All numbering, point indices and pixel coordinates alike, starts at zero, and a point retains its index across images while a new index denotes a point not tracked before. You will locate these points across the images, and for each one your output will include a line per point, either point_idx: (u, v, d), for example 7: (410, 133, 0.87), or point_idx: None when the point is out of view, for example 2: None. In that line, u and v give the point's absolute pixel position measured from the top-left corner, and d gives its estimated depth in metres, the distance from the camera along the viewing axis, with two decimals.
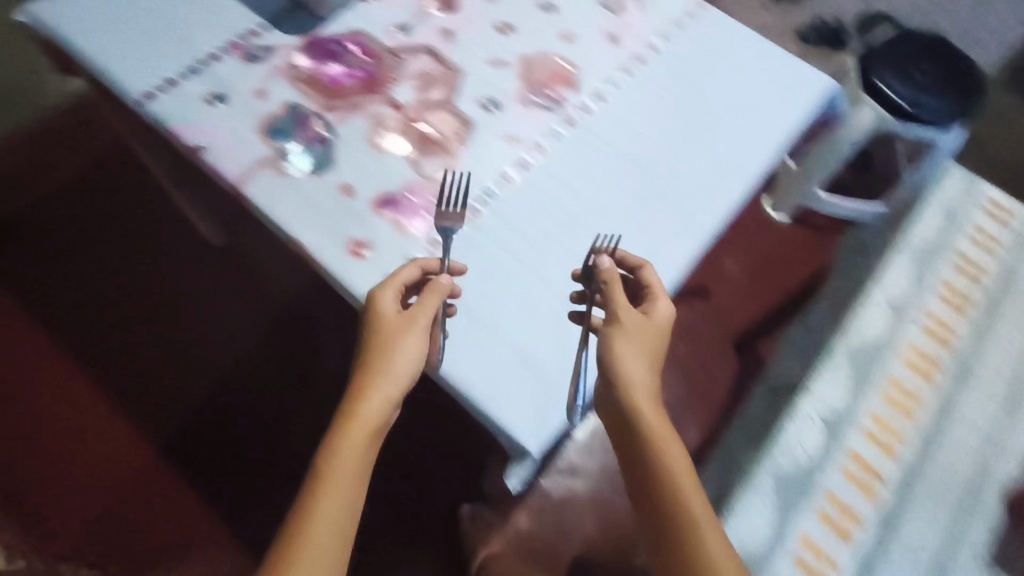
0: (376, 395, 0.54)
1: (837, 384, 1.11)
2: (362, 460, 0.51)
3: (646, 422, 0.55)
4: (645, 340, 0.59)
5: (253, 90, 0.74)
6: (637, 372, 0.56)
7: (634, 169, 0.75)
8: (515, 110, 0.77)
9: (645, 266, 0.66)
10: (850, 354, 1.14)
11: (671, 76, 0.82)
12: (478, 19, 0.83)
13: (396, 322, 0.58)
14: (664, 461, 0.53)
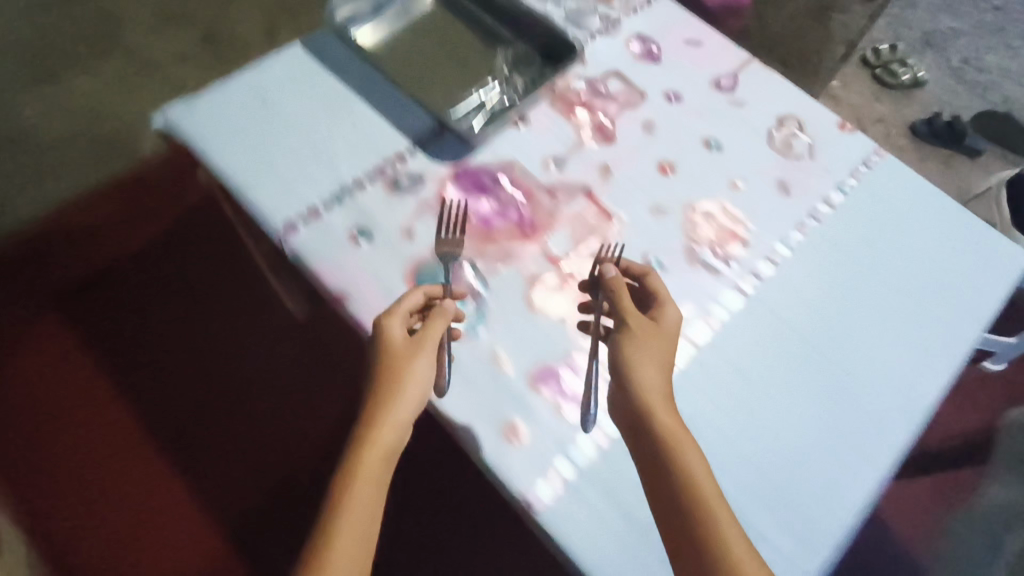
0: (387, 427, 0.54)
1: None
2: (375, 495, 0.51)
3: (662, 425, 0.54)
4: (654, 347, 0.59)
5: (401, 230, 0.68)
6: (650, 377, 0.56)
7: (813, 356, 0.67)
8: (680, 270, 0.70)
9: (651, 273, 0.65)
10: None
11: (851, 239, 0.74)
12: (639, 156, 0.77)
13: (406, 347, 0.58)
14: (683, 464, 0.52)
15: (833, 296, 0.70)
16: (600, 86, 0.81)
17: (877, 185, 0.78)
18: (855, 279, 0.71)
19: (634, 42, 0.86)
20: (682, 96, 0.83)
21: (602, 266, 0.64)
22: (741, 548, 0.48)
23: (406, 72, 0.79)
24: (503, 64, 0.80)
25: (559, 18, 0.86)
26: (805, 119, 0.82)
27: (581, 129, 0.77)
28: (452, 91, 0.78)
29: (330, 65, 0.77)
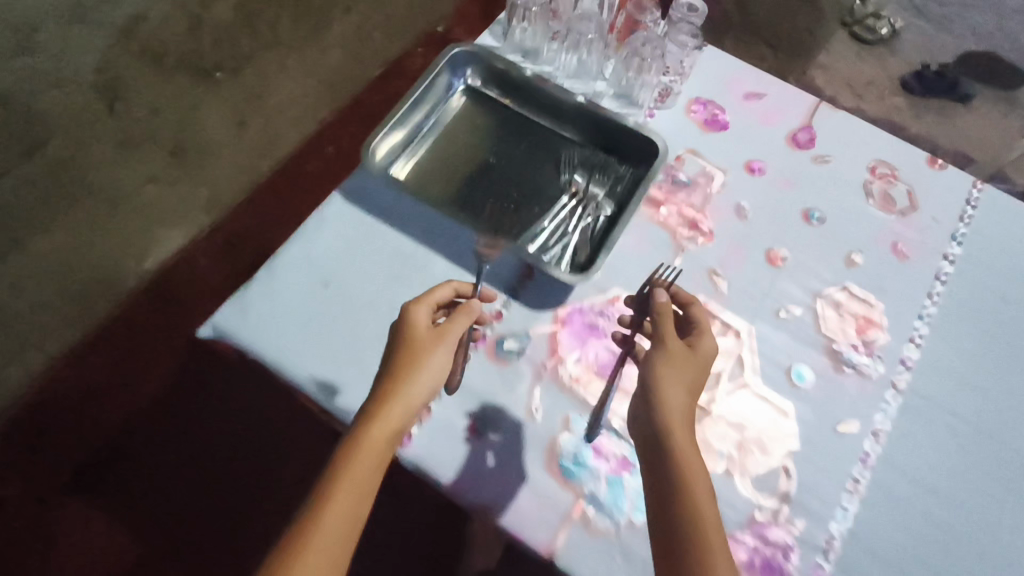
0: (398, 406, 0.50)
1: None
2: (375, 468, 0.47)
3: (677, 437, 0.51)
4: (686, 368, 0.55)
5: (524, 406, 0.60)
6: (676, 396, 0.52)
7: (993, 447, 0.62)
8: (827, 378, 0.64)
9: (696, 303, 0.60)
10: None
11: (984, 298, 0.69)
12: (744, 247, 0.69)
13: (427, 337, 0.53)
14: (689, 474, 0.49)
15: (988, 370, 0.65)
16: (678, 174, 0.73)
17: (991, 226, 0.73)
18: (1003, 346, 0.67)
19: (695, 108, 0.77)
20: (765, 164, 0.74)
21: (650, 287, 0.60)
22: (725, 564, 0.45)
23: (468, 205, 0.69)
24: (575, 172, 0.70)
25: (610, 98, 0.76)
26: (894, 164, 0.76)
27: (675, 231, 0.69)
28: (527, 217, 0.68)
29: (385, 217, 0.67)
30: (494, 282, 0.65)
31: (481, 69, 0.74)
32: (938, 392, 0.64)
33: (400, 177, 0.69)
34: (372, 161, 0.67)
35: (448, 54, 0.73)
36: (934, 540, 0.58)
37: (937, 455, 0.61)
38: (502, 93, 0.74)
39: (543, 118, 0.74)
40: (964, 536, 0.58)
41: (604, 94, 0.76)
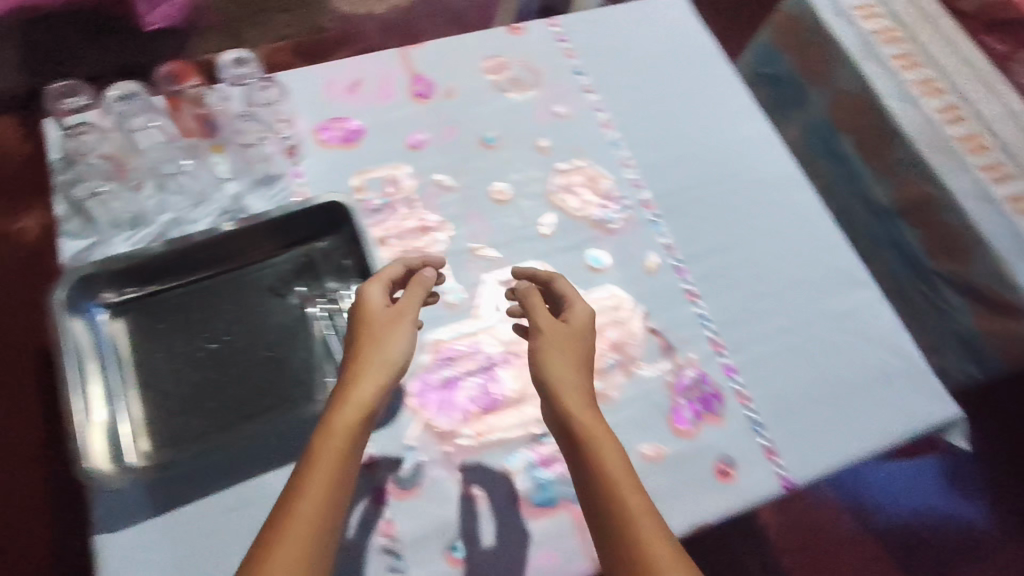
0: (372, 387, 0.46)
1: (903, 116, 0.82)
2: (347, 453, 0.43)
3: (578, 419, 0.46)
4: (568, 345, 0.51)
5: (465, 493, 0.57)
6: (566, 374, 0.49)
7: (729, 180, 0.75)
8: (613, 241, 0.70)
9: (558, 275, 0.58)
10: (883, 97, 0.83)
11: (632, 93, 0.79)
12: (471, 211, 0.70)
13: (386, 317, 0.50)
14: (601, 457, 0.44)
15: (680, 137, 0.77)
16: (371, 204, 0.69)
17: (585, 45, 0.83)
18: (672, 110, 0.79)
19: (325, 135, 0.72)
20: (421, 134, 0.74)
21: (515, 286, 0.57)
22: (650, 521, 0.41)
23: (242, 406, 0.58)
24: (297, 287, 0.63)
25: (249, 191, 0.68)
26: (495, 53, 0.81)
27: (418, 248, 0.67)
28: (316, 362, 0.60)
29: (187, 499, 0.54)
30: None
31: (109, 283, 0.59)
32: (670, 182, 0.74)
33: (157, 454, 0.55)
34: (106, 471, 0.52)
35: (62, 303, 0.56)
36: (755, 277, 0.70)
37: (709, 220, 0.73)
38: (160, 282, 0.61)
39: (223, 268, 0.63)
40: (765, 252, 0.72)
41: (241, 191, 0.67)
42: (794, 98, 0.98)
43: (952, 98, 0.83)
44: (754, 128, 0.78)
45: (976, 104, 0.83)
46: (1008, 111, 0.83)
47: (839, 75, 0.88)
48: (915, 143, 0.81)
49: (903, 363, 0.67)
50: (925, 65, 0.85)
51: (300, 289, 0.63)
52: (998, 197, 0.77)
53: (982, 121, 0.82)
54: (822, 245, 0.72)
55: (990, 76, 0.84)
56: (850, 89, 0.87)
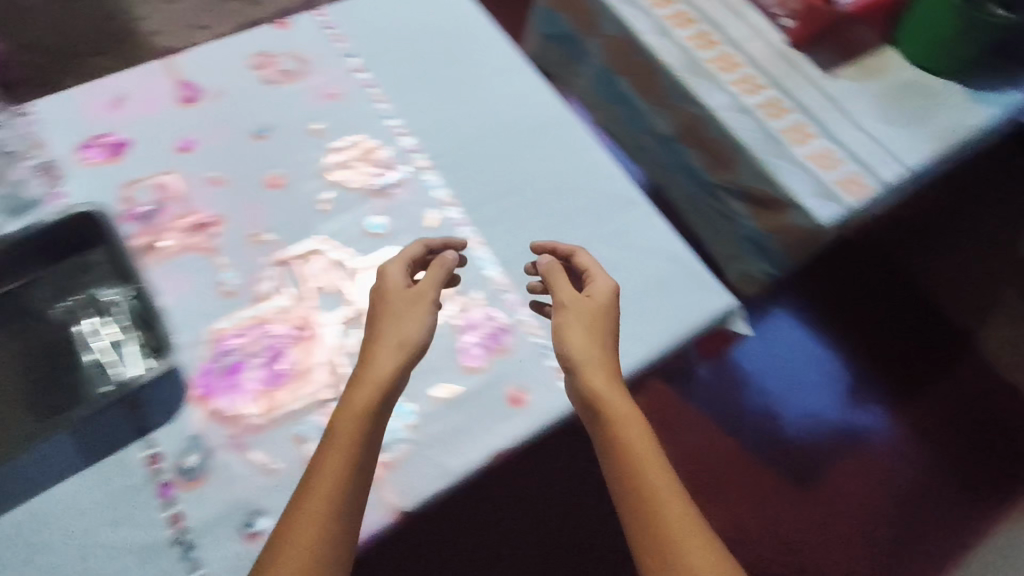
0: (387, 360, 0.54)
1: (664, 48, 0.88)
2: (362, 415, 0.51)
3: (602, 394, 0.55)
4: (588, 321, 0.59)
5: (256, 470, 0.57)
6: (585, 350, 0.57)
7: (501, 130, 0.78)
8: (392, 206, 0.72)
9: (578, 251, 0.66)
10: (644, 34, 0.89)
11: (400, 66, 0.82)
12: (246, 201, 0.71)
13: (403, 297, 0.59)
14: (622, 428, 0.53)
15: (450, 100, 0.80)
16: (140, 211, 0.69)
17: (352, 29, 0.85)
18: (440, 76, 0.82)
19: (86, 153, 0.71)
20: (191, 136, 0.74)
21: (536, 261, 0.65)
22: (657, 476, 0.50)
23: (13, 429, 0.57)
24: (61, 303, 0.62)
25: (8, 220, 0.67)
26: (262, 48, 0.82)
27: (193, 245, 0.67)
28: (88, 372, 0.59)
29: None
30: (120, 444, 0.57)
31: None
32: (444, 140, 0.77)
33: None
34: None
35: None
36: (535, 214, 0.73)
37: (486, 168, 0.75)
38: None
39: None
40: (542, 188, 0.75)
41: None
42: (579, 53, 1.05)
43: (706, 28, 0.91)
44: (521, 81, 0.82)
45: (729, 31, 0.91)
46: (753, 31, 0.92)
47: (604, 22, 0.94)
48: (673, 68, 0.87)
49: (675, 265, 0.72)
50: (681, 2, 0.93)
51: (63, 304, 0.62)
52: (751, 105, 0.84)
53: (735, 44, 0.90)
54: (593, 174, 0.77)
55: (737, 8, 0.93)
56: (615, 33, 0.93)
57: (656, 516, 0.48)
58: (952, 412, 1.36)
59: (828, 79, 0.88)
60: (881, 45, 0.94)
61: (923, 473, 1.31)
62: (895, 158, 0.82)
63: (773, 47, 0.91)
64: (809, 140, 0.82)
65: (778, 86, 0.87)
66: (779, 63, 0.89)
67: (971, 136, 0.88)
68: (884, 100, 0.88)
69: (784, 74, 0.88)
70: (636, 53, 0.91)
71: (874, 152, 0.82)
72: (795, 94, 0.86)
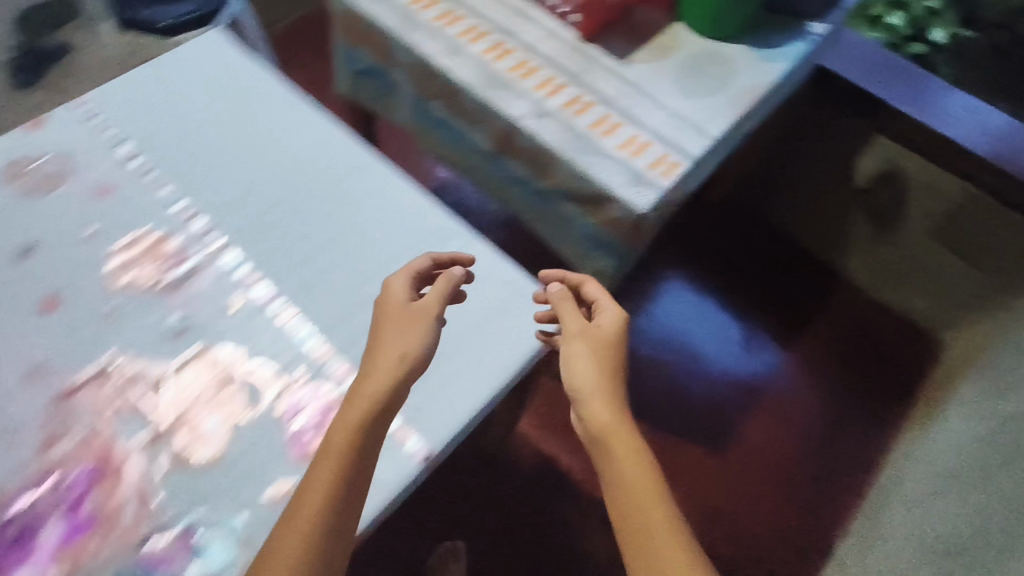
0: (382, 379, 0.54)
1: (460, 68, 0.86)
2: (355, 438, 0.51)
3: (603, 420, 0.55)
4: (594, 349, 0.60)
5: None
6: (585, 376, 0.58)
7: (301, 192, 0.74)
8: (191, 298, 0.65)
9: (588, 282, 0.68)
10: (437, 57, 0.87)
11: (181, 146, 0.76)
12: (16, 334, 0.62)
13: (404, 311, 0.59)
14: (620, 457, 0.52)
15: (241, 170, 0.75)
16: None
17: (116, 115, 0.78)
18: (226, 148, 0.77)
19: None
20: None
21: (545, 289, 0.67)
22: (655, 511, 0.49)
23: None
24: None
25: None
26: (14, 155, 0.73)
27: None
28: None
29: None
30: None
31: None
32: (241, 215, 0.71)
33: None
34: None
35: None
36: (351, 270, 0.69)
37: (292, 234, 0.71)
38: None
39: None
40: (356, 242, 0.71)
41: None
42: (386, 89, 1.01)
43: (499, 38, 0.89)
44: (314, 137, 0.78)
45: (522, 36, 0.90)
46: (546, 32, 0.91)
47: (398, 51, 0.91)
48: (472, 85, 0.85)
49: (508, 288, 0.71)
50: (469, 17, 0.91)
51: None
52: (554, 107, 0.83)
53: (530, 48, 0.89)
54: (408, 216, 0.74)
55: (526, 13, 0.93)
56: (411, 60, 0.90)
57: (658, 562, 0.47)
58: (835, 345, 1.43)
59: (625, 65, 0.89)
60: (671, 22, 0.97)
61: (823, 409, 1.36)
62: (701, 131, 0.84)
63: (569, 44, 0.91)
64: (619, 130, 0.83)
65: (579, 82, 0.86)
66: (577, 58, 0.89)
67: (767, 93, 0.92)
68: (683, 75, 0.90)
69: (584, 69, 0.88)
70: (436, 76, 0.88)
71: (681, 129, 0.84)
72: (597, 87, 0.86)
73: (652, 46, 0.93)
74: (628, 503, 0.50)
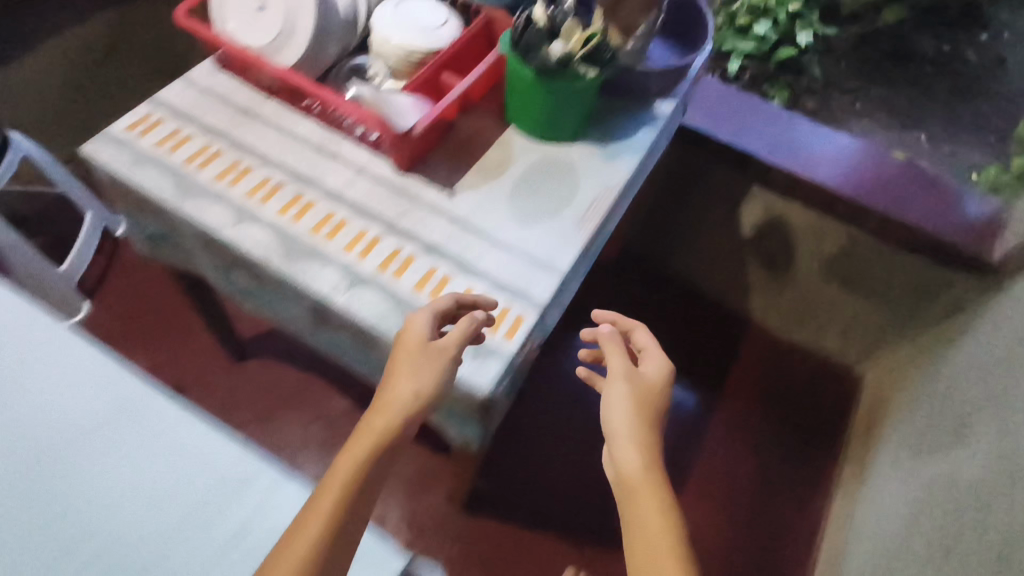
0: (390, 418, 0.60)
1: (252, 235, 0.72)
2: (362, 472, 0.57)
3: (640, 464, 0.62)
4: (639, 394, 0.67)
5: None
6: (623, 416, 0.65)
7: (40, 467, 0.61)
8: None
9: (637, 330, 0.76)
10: (222, 227, 0.72)
11: None
12: None
13: (424, 348, 0.62)
14: (645, 500, 0.59)
15: None
16: None
17: None
18: None
19: None
20: None
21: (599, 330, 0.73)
22: (668, 555, 0.55)
23: None
24: None
25: None
26: None
27: None
28: None
29: None
30: None
31: None
32: None
33: None
34: None
35: None
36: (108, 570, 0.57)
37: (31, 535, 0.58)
38: None
39: None
40: (116, 525, 0.59)
41: None
42: (185, 254, 0.85)
43: (299, 190, 0.76)
44: (54, 382, 0.65)
45: (326, 183, 0.77)
46: (355, 171, 0.78)
47: (180, 223, 0.76)
48: (266, 259, 0.71)
49: None
50: (260, 169, 0.77)
51: None
52: (368, 272, 0.70)
53: (337, 196, 0.76)
54: (184, 465, 0.62)
55: (330, 151, 0.80)
56: (196, 232, 0.75)
57: None
58: (754, 397, 1.36)
59: (450, 198, 0.77)
60: (502, 130, 0.85)
61: (754, 472, 1.29)
62: (545, 268, 0.73)
63: (383, 180, 0.78)
64: (448, 286, 0.70)
65: (398, 231, 0.74)
66: (394, 198, 0.77)
67: (617, 199, 0.81)
68: (520, 197, 0.79)
69: (402, 212, 0.76)
70: (226, 249, 0.74)
71: (521, 270, 0.73)
72: (419, 233, 0.74)
73: (482, 166, 0.81)
74: (649, 538, 0.57)
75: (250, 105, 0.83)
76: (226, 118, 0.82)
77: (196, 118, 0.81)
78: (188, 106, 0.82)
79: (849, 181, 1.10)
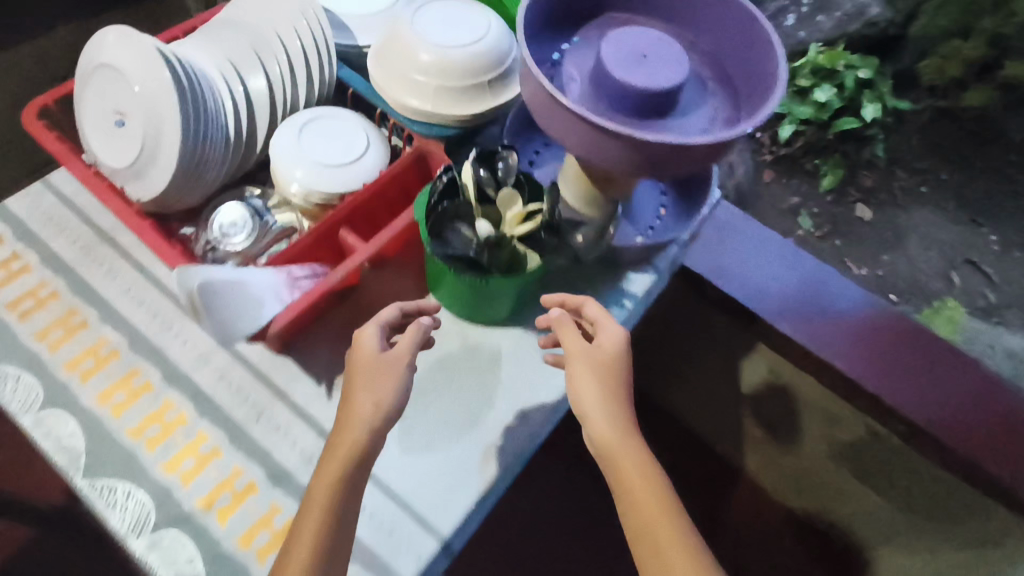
0: (350, 440, 0.47)
1: (59, 427, 0.56)
2: (329, 505, 0.45)
3: (611, 448, 0.47)
4: (600, 363, 0.50)
5: None
6: (588, 397, 0.49)
7: None
8: None
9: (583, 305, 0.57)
10: (24, 411, 0.57)
11: None
12: None
13: (370, 360, 0.50)
14: (629, 486, 0.45)
15: None
16: None
17: None
18: None
19: None
20: None
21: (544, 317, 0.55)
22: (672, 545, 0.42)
23: None
24: None
25: None
26: None
27: None
28: None
29: None
30: None
31: None
32: None
33: None
34: None
35: None
36: None
37: None
38: None
39: None
40: None
41: None
42: None
43: (137, 364, 0.60)
44: None
45: (175, 356, 0.60)
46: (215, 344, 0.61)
47: None
48: (67, 471, 0.55)
49: None
50: (97, 327, 0.61)
51: None
52: (188, 508, 0.54)
53: (183, 379, 0.59)
54: None
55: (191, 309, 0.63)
56: None
57: None
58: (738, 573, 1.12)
59: (326, 399, 0.60)
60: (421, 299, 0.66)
61: None
62: (422, 528, 0.56)
63: (247, 361, 0.61)
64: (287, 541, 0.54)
65: (246, 443, 0.57)
66: (254, 390, 0.59)
67: (550, 417, 0.62)
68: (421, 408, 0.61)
69: (259, 415, 0.58)
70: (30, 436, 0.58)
71: (393, 527, 0.56)
72: (272, 451, 0.57)
73: None
74: (647, 530, 0.43)
75: (111, 232, 0.66)
76: (77, 245, 0.65)
77: (39, 243, 0.65)
78: (35, 223, 0.66)
79: (881, 373, 0.86)
